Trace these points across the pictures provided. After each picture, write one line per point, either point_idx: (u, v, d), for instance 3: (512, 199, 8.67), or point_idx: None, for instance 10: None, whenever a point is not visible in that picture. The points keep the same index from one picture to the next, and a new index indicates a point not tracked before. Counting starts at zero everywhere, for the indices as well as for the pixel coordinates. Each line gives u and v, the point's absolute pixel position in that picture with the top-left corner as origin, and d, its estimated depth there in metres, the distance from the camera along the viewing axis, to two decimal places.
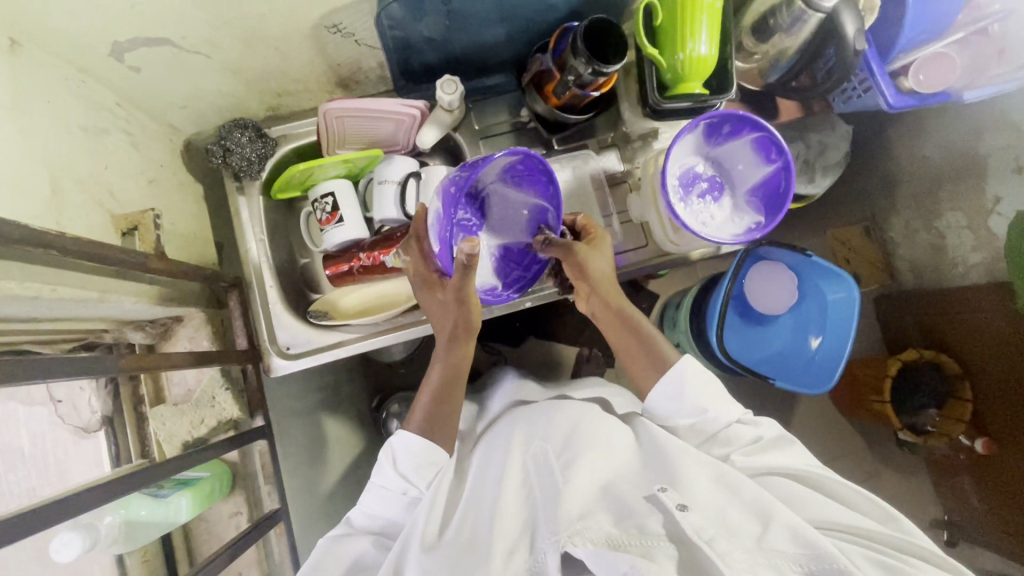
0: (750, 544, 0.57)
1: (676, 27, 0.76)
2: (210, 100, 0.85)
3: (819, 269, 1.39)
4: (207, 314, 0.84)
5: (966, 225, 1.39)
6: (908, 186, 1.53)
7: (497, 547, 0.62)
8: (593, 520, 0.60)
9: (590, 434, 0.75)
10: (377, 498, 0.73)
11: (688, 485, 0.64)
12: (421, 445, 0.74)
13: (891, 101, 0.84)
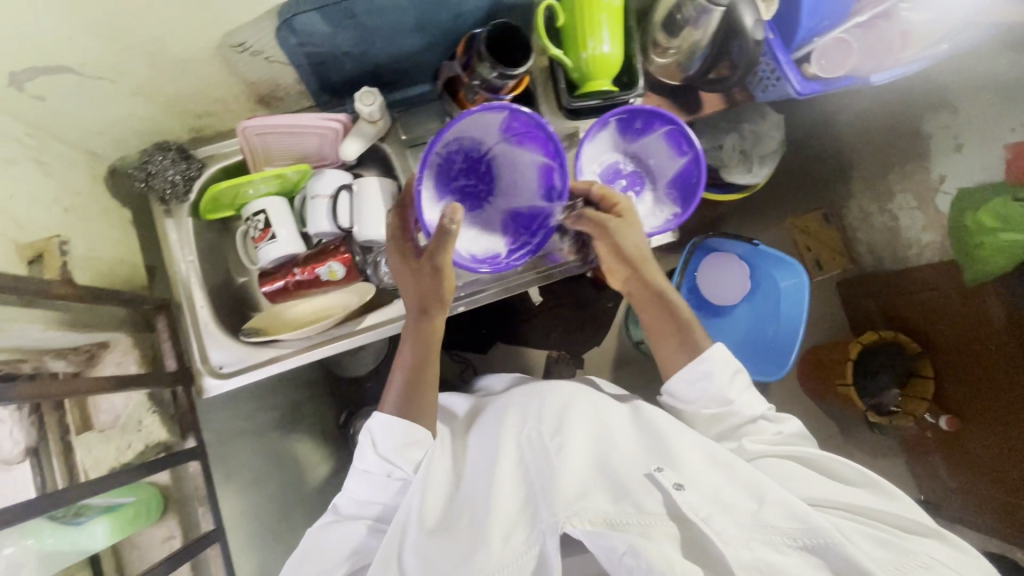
0: (741, 517, 0.64)
1: (577, 28, 0.78)
2: (127, 124, 0.85)
3: (767, 258, 1.43)
4: (134, 339, 0.84)
5: (916, 206, 1.55)
6: (862, 173, 1.69)
7: (497, 530, 0.68)
8: (590, 502, 0.67)
9: (585, 414, 0.80)
10: (366, 482, 0.76)
11: (685, 463, 0.70)
12: (398, 423, 0.76)
13: (797, 89, 0.85)
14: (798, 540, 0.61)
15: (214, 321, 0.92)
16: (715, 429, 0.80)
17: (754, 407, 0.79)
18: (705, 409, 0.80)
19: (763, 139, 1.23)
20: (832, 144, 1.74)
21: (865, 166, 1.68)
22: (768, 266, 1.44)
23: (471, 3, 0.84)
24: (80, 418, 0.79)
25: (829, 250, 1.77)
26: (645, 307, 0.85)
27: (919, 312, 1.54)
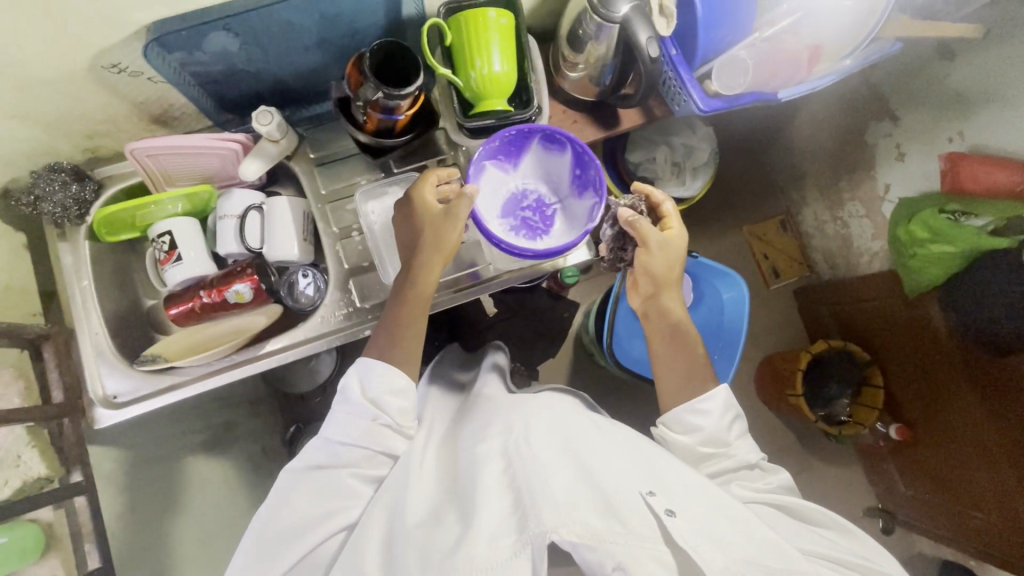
0: (727, 544, 0.62)
1: (464, 47, 0.76)
2: (9, 148, 0.82)
3: (708, 269, 1.42)
4: (16, 370, 0.81)
5: (865, 214, 1.54)
6: (813, 181, 1.67)
7: (481, 533, 0.64)
8: (580, 516, 0.63)
9: (565, 425, 0.77)
10: (349, 434, 0.74)
11: (674, 490, 0.68)
12: (381, 366, 0.77)
13: (699, 106, 0.83)
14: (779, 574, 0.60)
15: (112, 348, 0.89)
16: (705, 466, 0.80)
17: (747, 454, 0.80)
18: (704, 447, 0.80)
19: (695, 151, 1.22)
20: (785, 153, 1.74)
21: (816, 175, 1.66)
22: (711, 277, 1.43)
23: (364, 19, 0.81)
24: None
25: (786, 258, 1.78)
26: (654, 333, 0.87)
27: (870, 325, 1.53)
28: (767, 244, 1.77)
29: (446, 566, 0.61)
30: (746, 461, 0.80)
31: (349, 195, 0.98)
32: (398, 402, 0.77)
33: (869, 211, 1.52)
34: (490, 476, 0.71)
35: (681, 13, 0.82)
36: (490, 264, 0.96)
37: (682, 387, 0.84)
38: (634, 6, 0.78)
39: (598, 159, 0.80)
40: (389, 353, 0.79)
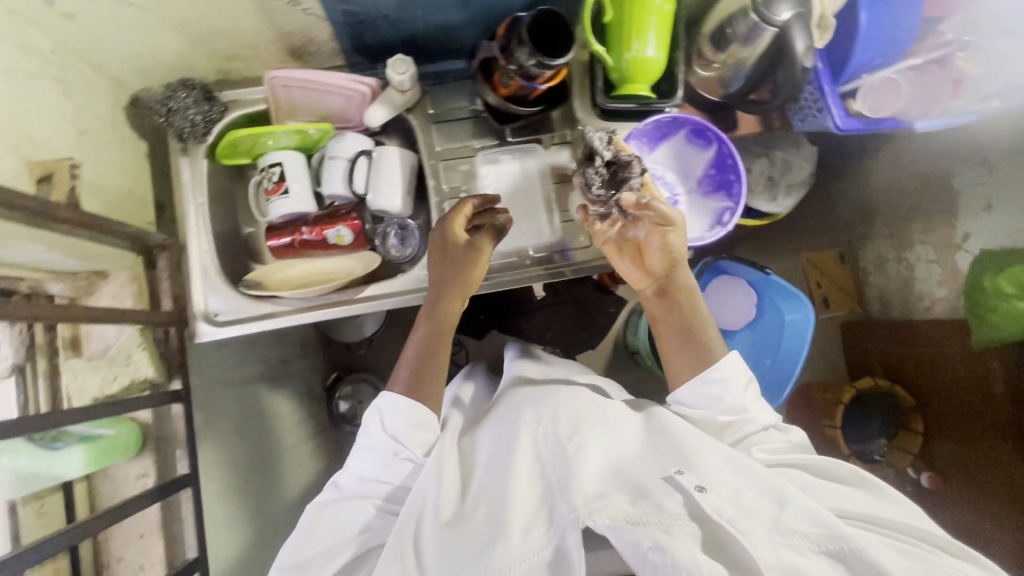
0: (767, 525, 0.59)
1: (623, 27, 0.75)
2: (154, 56, 0.83)
3: (775, 287, 1.40)
4: (132, 273, 0.83)
5: (935, 258, 1.44)
6: (885, 218, 1.58)
7: (515, 524, 0.64)
8: (611, 501, 0.62)
9: (588, 416, 0.76)
10: (371, 465, 0.76)
11: (706, 464, 0.66)
12: (404, 402, 0.76)
13: (838, 123, 0.83)
14: (821, 548, 0.58)
15: (217, 267, 0.91)
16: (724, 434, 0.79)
17: (762, 415, 0.79)
18: (723, 414, 0.78)
19: (794, 168, 1.18)
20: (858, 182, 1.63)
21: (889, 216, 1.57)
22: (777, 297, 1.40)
23: None
24: (70, 343, 0.80)
25: (838, 290, 1.70)
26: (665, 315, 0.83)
27: (917, 368, 1.47)
28: (823, 274, 1.69)
29: (481, 566, 0.62)
30: (762, 425, 0.79)
31: (463, 157, 0.97)
32: (418, 428, 0.76)
33: (938, 256, 1.43)
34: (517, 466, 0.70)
35: (839, 24, 0.81)
36: (580, 248, 0.95)
37: (688, 365, 0.80)
38: (798, 12, 0.77)
39: (742, 165, 0.79)
40: (415, 386, 0.78)
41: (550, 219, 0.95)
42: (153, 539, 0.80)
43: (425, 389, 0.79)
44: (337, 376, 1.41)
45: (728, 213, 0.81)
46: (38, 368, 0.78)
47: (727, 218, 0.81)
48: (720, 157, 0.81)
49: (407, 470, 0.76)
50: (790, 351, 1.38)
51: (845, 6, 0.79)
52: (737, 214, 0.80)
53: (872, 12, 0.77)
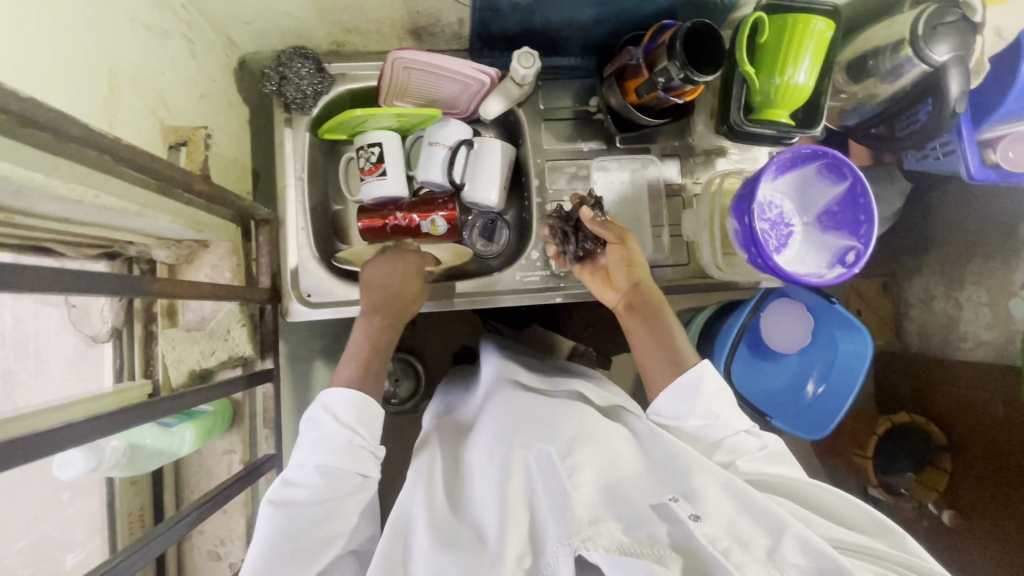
0: (761, 563, 0.50)
1: (779, 50, 0.73)
2: (276, 21, 0.79)
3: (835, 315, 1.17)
4: (234, 246, 0.81)
5: (986, 302, 1.21)
6: (936, 253, 1.31)
7: (499, 553, 0.52)
8: (605, 526, 0.51)
9: (579, 427, 0.64)
10: (318, 455, 0.60)
11: (703, 488, 0.56)
12: (361, 397, 0.64)
13: (972, 171, 0.81)
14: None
15: (312, 246, 0.88)
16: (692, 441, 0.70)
17: (736, 419, 0.70)
18: (700, 417, 0.69)
19: (885, 203, 1.07)
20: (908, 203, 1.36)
21: (943, 250, 1.29)
22: (833, 327, 1.17)
23: None
24: (166, 312, 0.78)
25: (876, 319, 1.44)
26: (630, 321, 0.78)
27: (959, 412, 1.26)
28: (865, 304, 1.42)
29: None
30: (740, 428, 0.70)
31: (569, 159, 0.94)
32: (373, 417, 0.64)
33: (992, 300, 1.20)
34: (488, 482, 0.60)
35: (991, 69, 0.79)
36: (670, 268, 0.92)
37: (662, 371, 0.73)
38: (957, 54, 0.74)
39: (875, 206, 0.77)
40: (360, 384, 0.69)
41: (658, 233, 0.92)
42: (236, 514, 0.80)
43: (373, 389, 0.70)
44: None
45: (853, 254, 0.78)
46: (136, 333, 0.77)
47: (852, 258, 0.78)
48: (852, 194, 0.79)
49: (361, 461, 0.61)
50: (840, 383, 1.16)
51: (1002, 51, 0.78)
52: (864, 255, 0.77)
53: None
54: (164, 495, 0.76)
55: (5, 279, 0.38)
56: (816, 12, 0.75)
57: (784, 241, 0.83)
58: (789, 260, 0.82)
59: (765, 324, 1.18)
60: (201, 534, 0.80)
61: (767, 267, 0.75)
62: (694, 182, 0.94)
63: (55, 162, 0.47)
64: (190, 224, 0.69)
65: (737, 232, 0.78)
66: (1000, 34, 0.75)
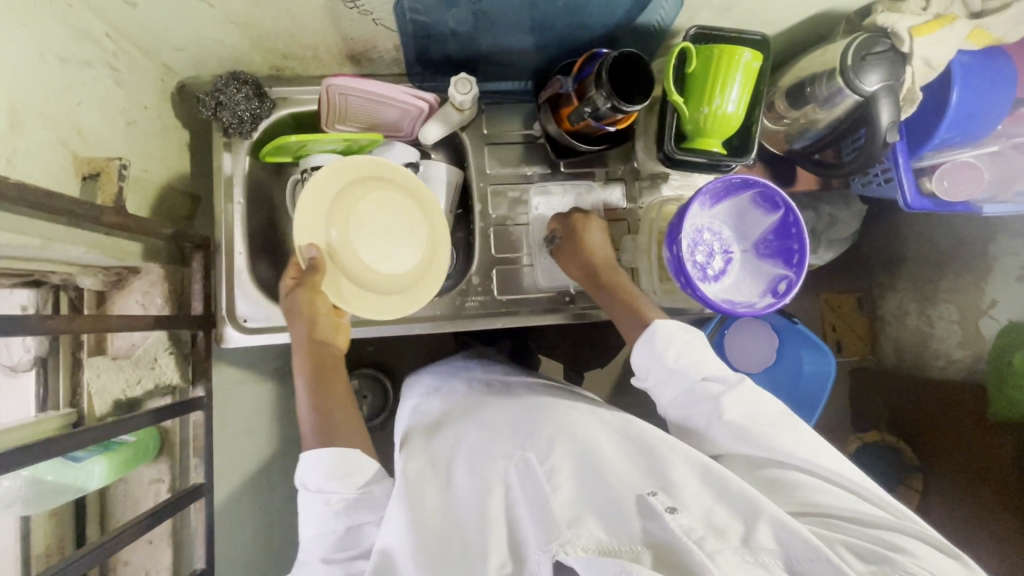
0: (735, 549, 0.49)
1: (706, 80, 0.72)
2: (210, 48, 0.79)
3: (802, 336, 1.16)
4: (167, 272, 0.81)
5: (957, 320, 1.20)
6: (910, 269, 1.30)
7: (487, 561, 0.53)
8: (584, 527, 0.52)
9: (560, 420, 0.63)
10: (308, 528, 0.61)
11: (679, 479, 0.55)
12: (331, 448, 0.61)
13: (907, 200, 0.81)
14: (790, 567, 0.48)
15: (250, 271, 0.87)
16: (673, 385, 0.68)
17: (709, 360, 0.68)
18: (674, 358, 0.68)
19: (840, 225, 1.07)
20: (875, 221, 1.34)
21: (915, 266, 1.29)
22: (800, 345, 1.16)
23: (600, 17, 0.78)
24: (94, 340, 0.78)
25: (854, 336, 1.40)
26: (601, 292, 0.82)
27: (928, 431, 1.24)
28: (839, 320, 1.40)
29: None
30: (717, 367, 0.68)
31: (514, 183, 0.94)
32: (343, 467, 0.61)
33: (963, 317, 1.18)
34: (465, 492, 0.60)
35: (926, 98, 0.78)
36: None
37: (625, 325, 0.76)
38: (887, 84, 0.73)
39: (807, 235, 0.76)
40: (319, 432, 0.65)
41: None
42: (163, 545, 0.79)
43: (337, 415, 0.67)
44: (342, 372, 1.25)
45: (785, 283, 0.78)
46: (61, 361, 0.76)
47: (783, 288, 0.78)
48: (784, 224, 0.78)
49: (348, 514, 0.60)
50: (807, 403, 1.15)
51: (936, 80, 0.77)
52: (795, 286, 0.77)
53: (964, 91, 0.75)
54: (87, 526, 0.75)
55: None
56: (745, 42, 0.76)
57: (720, 270, 0.82)
58: (724, 288, 0.81)
59: (732, 341, 1.16)
60: (127, 565, 0.78)
61: (696, 297, 0.74)
62: (639, 206, 0.93)
63: None
64: (109, 253, 0.68)
65: (668, 261, 0.77)
66: (931, 65, 0.74)
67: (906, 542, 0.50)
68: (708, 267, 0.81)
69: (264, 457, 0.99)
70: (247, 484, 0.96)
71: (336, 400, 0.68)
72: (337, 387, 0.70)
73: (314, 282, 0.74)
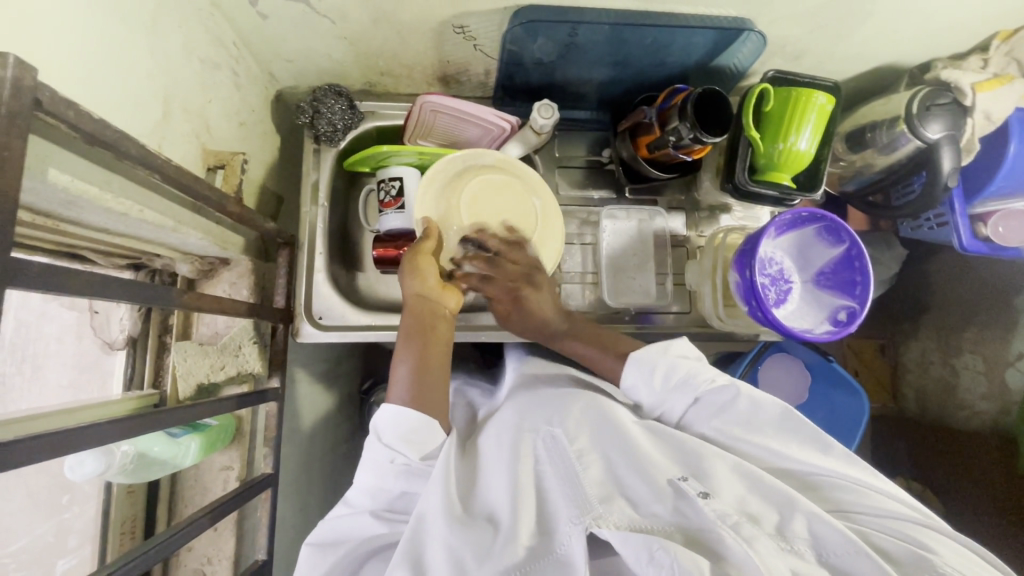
0: (771, 538, 0.51)
1: (783, 118, 0.78)
2: (318, 61, 0.85)
3: (835, 374, 1.07)
4: (254, 265, 0.83)
5: (982, 370, 1.17)
6: (934, 319, 1.27)
7: (520, 531, 0.54)
8: (616, 506, 0.53)
9: (598, 407, 0.65)
10: (365, 475, 0.62)
11: (711, 467, 0.57)
12: (411, 415, 0.62)
13: (964, 242, 0.86)
14: (821, 557, 0.50)
15: (326, 270, 0.90)
16: (670, 406, 0.67)
17: (702, 371, 0.66)
18: (663, 382, 0.66)
19: (881, 266, 1.11)
20: (905, 268, 1.32)
21: (940, 315, 1.26)
22: (831, 386, 1.07)
23: (681, 56, 0.84)
24: (181, 325, 0.81)
25: (874, 383, 1.37)
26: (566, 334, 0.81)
27: (953, 482, 1.21)
28: (863, 366, 1.38)
29: None
30: (708, 378, 0.65)
31: (581, 206, 0.98)
32: (417, 433, 0.61)
33: (989, 368, 1.16)
34: (497, 473, 0.61)
35: (982, 148, 0.86)
36: (668, 314, 0.95)
37: (609, 364, 0.74)
38: (949, 133, 0.79)
39: (870, 268, 0.81)
40: (419, 393, 0.64)
41: (661, 280, 0.96)
42: (226, 532, 0.80)
43: (426, 383, 0.65)
44: (375, 382, 1.23)
45: (847, 312, 0.82)
46: (148, 343, 0.80)
47: (845, 317, 0.82)
48: (848, 257, 0.83)
49: (406, 479, 0.61)
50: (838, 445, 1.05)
51: (993, 131, 0.84)
52: (858, 315, 0.81)
53: (1020, 144, 0.83)
54: (156, 505, 0.77)
55: (64, 283, 0.41)
56: (818, 87, 0.82)
57: (785, 302, 0.85)
58: (788, 314, 0.84)
59: (762, 383, 1.06)
60: (190, 551, 0.80)
61: (766, 320, 0.77)
62: (698, 234, 0.98)
63: (109, 177, 0.51)
64: (217, 241, 0.72)
65: (737, 284, 0.82)
66: (990, 118, 0.80)
67: (935, 543, 0.53)
68: (775, 297, 0.84)
69: (310, 457, 1.00)
70: (297, 483, 0.96)
71: (431, 375, 0.66)
72: (435, 350, 0.69)
73: (420, 250, 0.77)
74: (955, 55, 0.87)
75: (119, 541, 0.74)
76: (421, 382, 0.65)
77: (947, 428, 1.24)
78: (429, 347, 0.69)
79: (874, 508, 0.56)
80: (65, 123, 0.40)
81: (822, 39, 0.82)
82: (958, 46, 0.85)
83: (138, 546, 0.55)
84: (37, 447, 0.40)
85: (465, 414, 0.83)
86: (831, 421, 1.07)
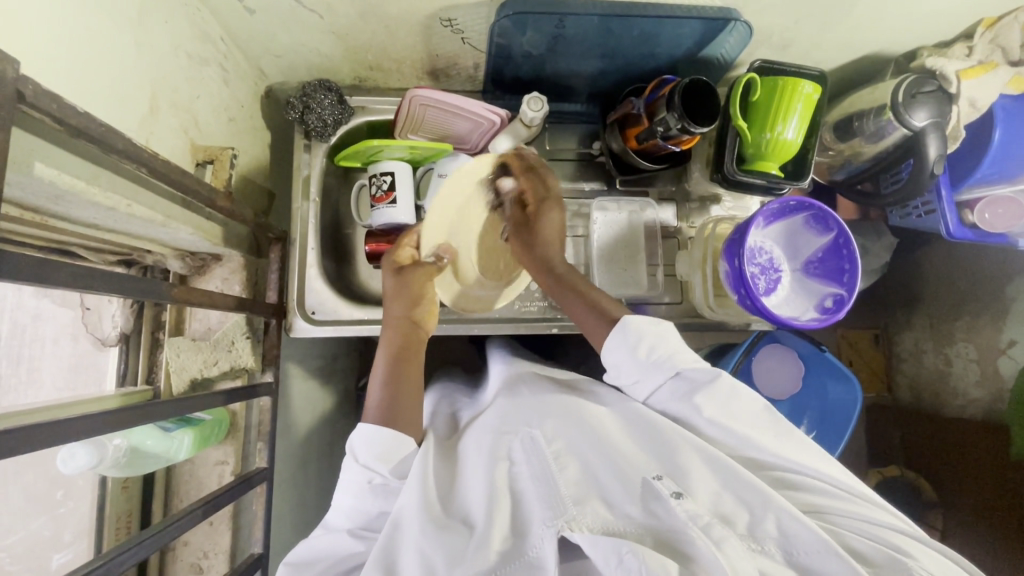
0: (742, 539, 0.52)
1: (771, 107, 0.79)
2: (307, 56, 0.85)
3: (829, 365, 1.08)
4: (246, 261, 0.84)
5: (975, 358, 1.17)
6: (926, 309, 1.28)
7: (493, 534, 0.54)
8: (589, 507, 0.54)
9: (577, 413, 0.65)
10: (343, 496, 0.63)
11: (688, 466, 0.57)
12: (386, 430, 0.63)
13: (951, 229, 0.87)
14: (789, 557, 0.51)
15: (319, 266, 0.90)
16: (647, 380, 0.67)
17: (683, 350, 0.67)
18: (647, 352, 0.66)
19: (872, 255, 1.12)
20: (898, 257, 1.33)
21: (932, 304, 1.27)
22: (824, 377, 1.08)
23: (669, 46, 0.84)
24: (175, 321, 0.82)
25: (869, 373, 1.39)
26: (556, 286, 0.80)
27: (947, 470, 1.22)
28: (856, 355, 1.39)
29: None
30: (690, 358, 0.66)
31: (571, 198, 0.98)
32: (393, 450, 0.63)
33: (981, 357, 1.16)
34: (477, 475, 0.62)
35: (967, 136, 0.87)
36: (660, 305, 0.95)
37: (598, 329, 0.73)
38: (935, 120, 0.79)
39: (858, 256, 0.82)
40: (398, 413, 0.66)
41: (653, 271, 0.96)
42: (222, 526, 0.80)
43: (403, 404, 0.67)
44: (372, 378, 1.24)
45: (834, 300, 0.82)
46: (141, 339, 0.81)
47: (832, 304, 0.82)
48: (836, 245, 0.83)
49: (384, 496, 0.63)
50: (831, 435, 1.06)
51: (978, 119, 0.85)
52: (845, 302, 0.81)
53: (1005, 132, 0.83)
54: (152, 498, 0.78)
55: (51, 276, 0.41)
56: (805, 76, 0.82)
57: (774, 292, 0.85)
58: (776, 303, 0.85)
59: (756, 373, 1.06)
60: (186, 545, 0.80)
61: (755, 308, 0.78)
62: (689, 226, 0.98)
63: (96, 171, 0.52)
64: (208, 237, 0.72)
65: (726, 274, 0.83)
66: (976, 105, 0.81)
67: (910, 547, 0.53)
68: (765, 287, 0.84)
69: (307, 452, 1.00)
70: (293, 478, 0.96)
71: (410, 392, 0.69)
72: (409, 373, 0.70)
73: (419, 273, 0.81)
74: (940, 43, 0.88)
75: (115, 534, 0.74)
76: (398, 397, 0.67)
77: (942, 416, 1.24)
78: (409, 367, 0.71)
79: (849, 510, 0.56)
80: (49, 115, 0.40)
81: (808, 29, 0.83)
82: (944, 34, 0.86)
83: (131, 537, 0.56)
84: (30, 434, 0.41)
85: (448, 418, 0.81)
86: (823, 412, 1.08)
